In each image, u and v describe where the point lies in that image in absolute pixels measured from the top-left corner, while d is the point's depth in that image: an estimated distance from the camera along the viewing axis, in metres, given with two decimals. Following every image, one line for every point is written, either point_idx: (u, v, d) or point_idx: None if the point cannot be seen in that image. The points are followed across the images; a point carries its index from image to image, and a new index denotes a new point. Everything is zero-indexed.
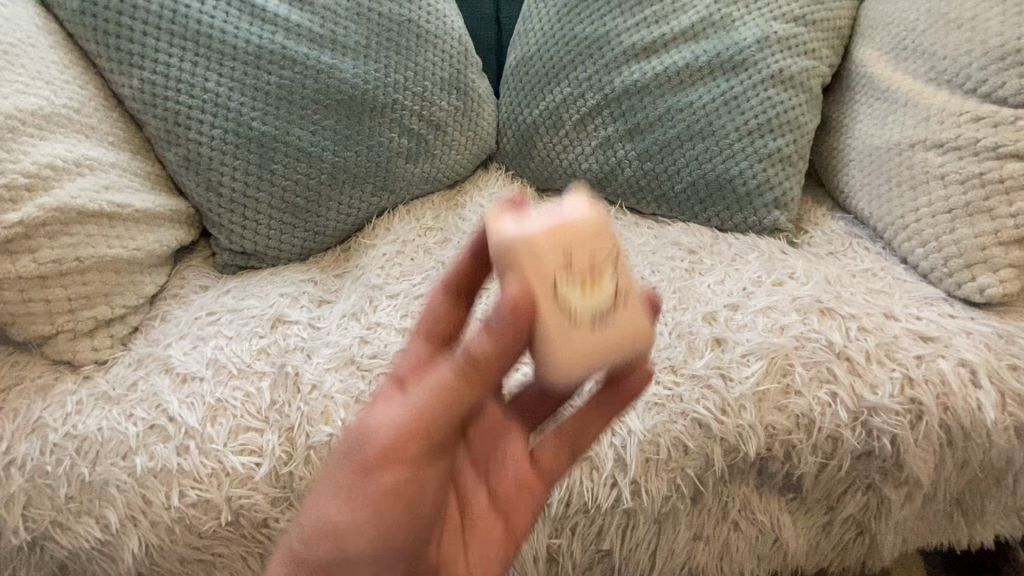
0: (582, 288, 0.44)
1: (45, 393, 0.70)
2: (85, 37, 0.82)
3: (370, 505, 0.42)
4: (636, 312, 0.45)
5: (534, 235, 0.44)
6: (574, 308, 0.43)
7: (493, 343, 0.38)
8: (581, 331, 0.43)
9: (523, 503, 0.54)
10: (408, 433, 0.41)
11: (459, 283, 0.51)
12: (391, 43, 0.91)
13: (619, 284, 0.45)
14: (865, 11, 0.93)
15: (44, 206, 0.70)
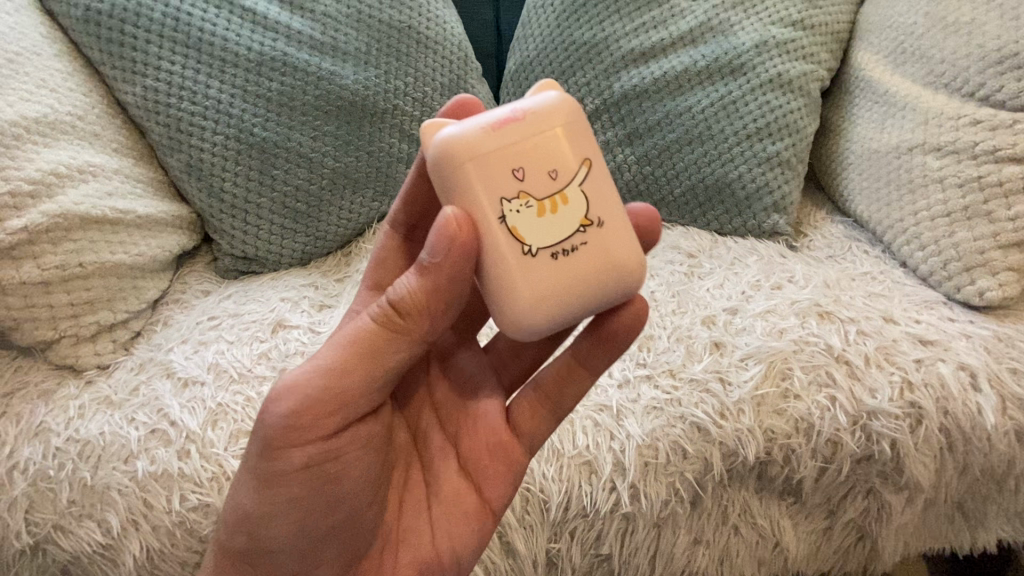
0: (541, 209, 0.45)
1: (48, 398, 0.70)
2: (89, 46, 0.83)
3: (305, 457, 0.48)
4: (605, 255, 0.46)
5: (483, 133, 0.45)
6: (535, 232, 0.45)
7: (419, 283, 0.44)
8: (548, 259, 0.45)
9: (494, 469, 0.55)
10: (329, 394, 0.47)
11: (411, 219, 0.60)
12: (391, 49, 0.92)
13: (591, 215, 0.46)
14: (863, 15, 0.93)
15: (47, 213, 0.71)
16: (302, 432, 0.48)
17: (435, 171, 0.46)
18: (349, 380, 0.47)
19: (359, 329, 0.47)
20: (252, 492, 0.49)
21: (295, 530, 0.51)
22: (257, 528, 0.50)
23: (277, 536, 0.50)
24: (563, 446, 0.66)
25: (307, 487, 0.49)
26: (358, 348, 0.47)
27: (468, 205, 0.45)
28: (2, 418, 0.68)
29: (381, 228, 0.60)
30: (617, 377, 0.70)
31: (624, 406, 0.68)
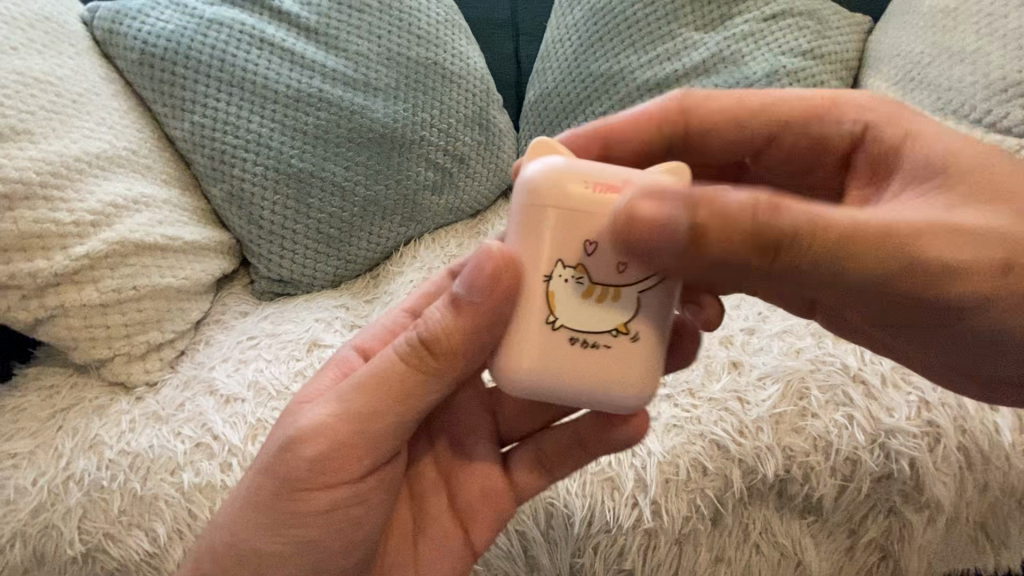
0: (587, 291, 0.45)
1: (102, 412, 0.75)
2: (143, 86, 0.90)
3: (322, 475, 0.51)
4: (625, 365, 0.45)
5: (583, 188, 0.43)
6: (568, 309, 0.45)
7: (454, 325, 0.46)
8: (564, 338, 0.45)
9: (484, 516, 0.60)
10: (350, 419, 0.50)
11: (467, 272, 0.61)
12: (419, 84, 0.98)
13: (632, 319, 0.45)
14: (871, 45, 0.97)
15: (108, 240, 0.78)
16: (319, 449, 0.51)
17: (515, 198, 0.45)
18: (371, 410, 0.50)
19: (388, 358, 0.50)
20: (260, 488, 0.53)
21: (290, 539, 0.52)
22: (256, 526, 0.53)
23: (275, 541, 0.52)
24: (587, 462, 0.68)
25: (316, 498, 0.52)
26: (382, 379, 0.50)
27: (526, 253, 0.45)
28: (60, 432, 0.73)
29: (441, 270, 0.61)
30: None
31: None
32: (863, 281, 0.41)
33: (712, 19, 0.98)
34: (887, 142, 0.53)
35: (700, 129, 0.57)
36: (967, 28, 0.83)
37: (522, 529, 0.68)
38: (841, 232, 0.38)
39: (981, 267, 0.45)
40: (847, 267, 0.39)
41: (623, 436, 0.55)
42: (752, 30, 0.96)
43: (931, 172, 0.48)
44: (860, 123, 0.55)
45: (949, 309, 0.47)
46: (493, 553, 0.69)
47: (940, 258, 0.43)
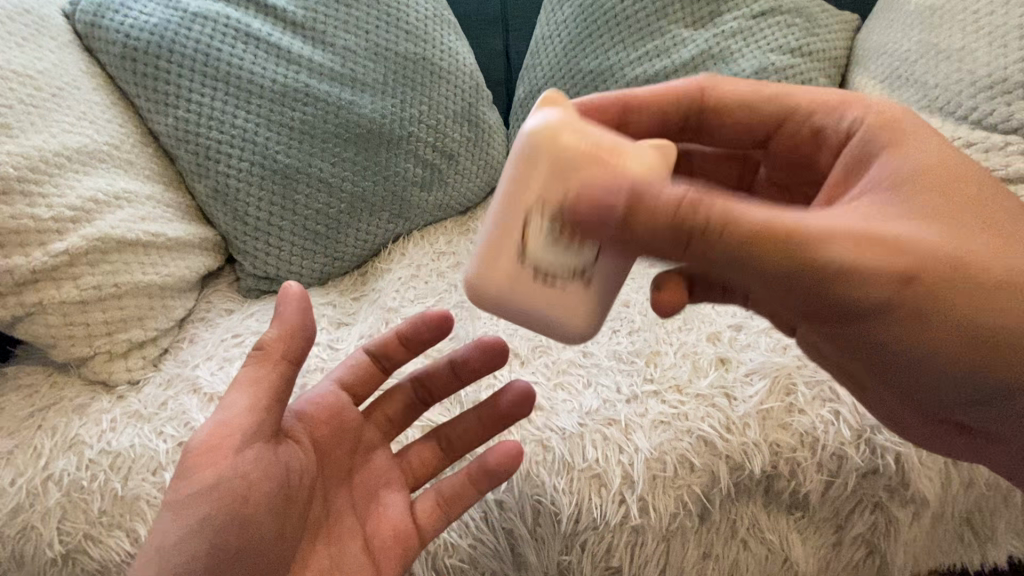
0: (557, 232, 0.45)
1: (82, 412, 0.74)
2: (126, 80, 0.89)
3: (216, 475, 0.53)
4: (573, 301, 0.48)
5: (573, 138, 0.43)
6: (540, 242, 0.46)
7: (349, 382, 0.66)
8: (528, 266, 0.47)
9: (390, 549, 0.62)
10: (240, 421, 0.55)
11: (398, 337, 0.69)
12: (407, 79, 0.97)
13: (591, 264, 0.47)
14: (859, 42, 0.97)
15: (87, 237, 0.76)
16: (217, 450, 0.54)
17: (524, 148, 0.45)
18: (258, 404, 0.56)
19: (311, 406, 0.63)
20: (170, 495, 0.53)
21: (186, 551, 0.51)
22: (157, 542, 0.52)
23: (175, 555, 0.51)
24: (574, 459, 0.68)
25: (215, 498, 0.52)
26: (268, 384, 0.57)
27: (512, 194, 0.46)
28: (38, 431, 0.72)
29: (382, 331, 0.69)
30: (625, 393, 0.72)
31: (632, 420, 0.70)
32: (771, 282, 0.43)
33: (701, 16, 0.98)
34: (869, 146, 0.52)
35: (714, 110, 0.58)
36: (953, 25, 0.83)
37: (509, 527, 0.68)
38: (772, 241, 0.40)
39: (904, 294, 0.45)
40: (750, 263, 0.41)
41: (491, 460, 0.63)
42: (741, 27, 0.96)
43: (895, 188, 0.48)
44: (857, 125, 0.54)
45: (863, 323, 0.47)
46: (480, 552, 0.69)
47: (865, 263, 0.43)
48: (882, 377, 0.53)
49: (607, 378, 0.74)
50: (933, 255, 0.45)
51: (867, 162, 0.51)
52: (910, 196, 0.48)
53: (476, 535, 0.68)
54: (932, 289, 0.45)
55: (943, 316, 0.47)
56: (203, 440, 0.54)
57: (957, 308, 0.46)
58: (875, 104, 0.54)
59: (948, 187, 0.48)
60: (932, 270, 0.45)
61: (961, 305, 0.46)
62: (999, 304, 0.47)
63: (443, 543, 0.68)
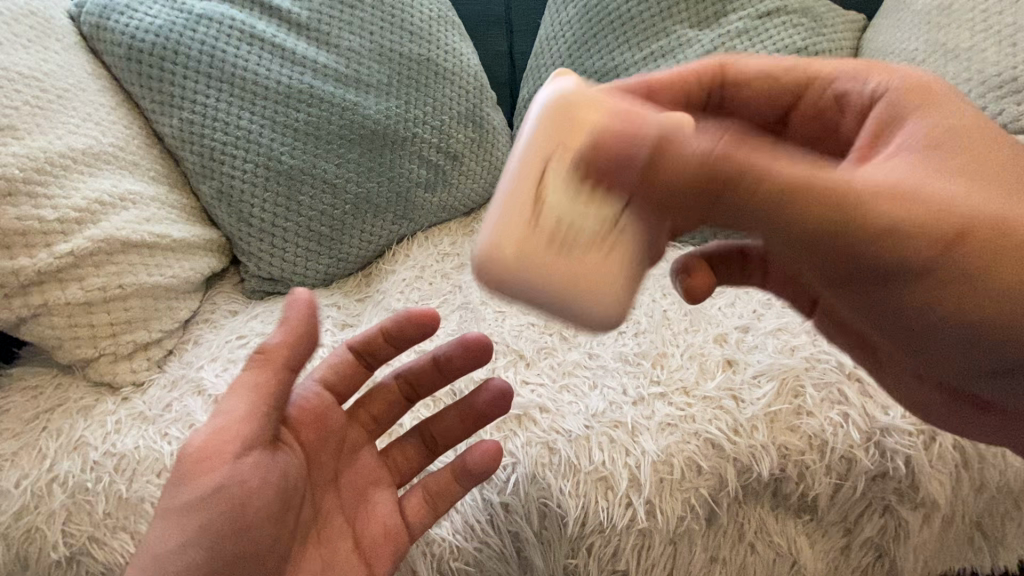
0: (578, 193, 0.42)
1: (87, 413, 0.74)
2: (131, 81, 0.89)
3: (215, 481, 0.51)
4: (600, 278, 0.43)
5: (594, 101, 0.43)
6: (559, 206, 0.42)
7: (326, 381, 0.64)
8: (547, 230, 0.43)
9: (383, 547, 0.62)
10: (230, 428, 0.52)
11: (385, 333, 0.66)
12: (412, 80, 0.97)
13: (617, 228, 0.43)
14: (866, 42, 0.97)
15: (92, 238, 0.76)
16: (208, 462, 0.51)
17: (543, 117, 0.44)
18: (251, 414, 0.53)
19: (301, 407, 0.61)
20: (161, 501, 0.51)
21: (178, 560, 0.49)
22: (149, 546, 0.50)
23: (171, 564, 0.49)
24: (580, 462, 0.67)
25: (208, 509, 0.50)
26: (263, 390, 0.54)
27: (528, 155, 0.44)
28: (43, 433, 0.72)
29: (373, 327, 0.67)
30: (632, 395, 0.72)
31: (638, 422, 0.69)
32: (804, 239, 0.42)
33: (707, 16, 0.98)
34: (899, 110, 0.51)
35: (734, 84, 0.57)
36: (961, 25, 0.83)
37: (515, 530, 0.68)
38: (806, 193, 0.40)
39: (938, 256, 0.44)
40: (781, 216, 0.41)
41: (477, 461, 0.63)
42: (747, 28, 0.95)
43: (928, 150, 0.47)
44: (883, 90, 0.53)
45: (890, 285, 0.46)
46: (486, 554, 0.68)
47: (899, 225, 0.42)
48: (910, 342, 0.52)
49: (613, 380, 0.74)
50: (971, 216, 0.44)
51: (893, 125, 0.50)
52: (947, 159, 0.46)
53: (481, 538, 0.68)
54: (968, 250, 0.44)
55: (983, 276, 0.45)
56: (194, 447, 0.52)
57: (995, 268, 0.45)
58: (902, 69, 0.53)
59: (975, 144, 0.48)
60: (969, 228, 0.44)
61: (1005, 270, 0.45)
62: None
63: (448, 546, 0.67)
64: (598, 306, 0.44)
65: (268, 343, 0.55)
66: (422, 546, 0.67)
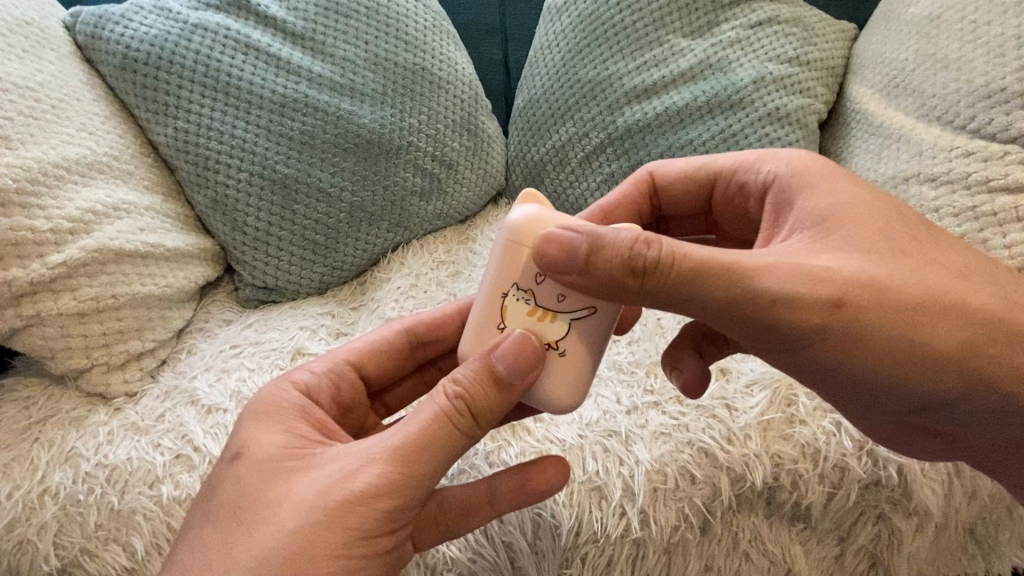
0: (533, 310, 0.50)
1: (79, 424, 0.74)
2: (126, 90, 0.89)
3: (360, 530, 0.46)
4: (557, 381, 0.51)
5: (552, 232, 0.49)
6: (520, 321, 0.51)
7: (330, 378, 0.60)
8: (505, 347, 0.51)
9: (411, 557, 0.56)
10: (385, 476, 0.46)
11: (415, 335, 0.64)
12: (406, 89, 0.97)
13: (564, 339, 0.50)
14: (857, 52, 0.97)
15: (85, 248, 0.76)
16: (370, 496, 0.46)
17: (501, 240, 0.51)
18: (422, 470, 0.47)
19: (320, 392, 0.59)
20: (237, 477, 0.50)
21: (263, 568, 0.44)
22: (225, 534, 0.47)
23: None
24: (574, 471, 0.67)
25: (318, 538, 0.45)
26: (433, 440, 0.47)
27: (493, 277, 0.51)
28: (35, 444, 0.71)
29: (393, 327, 0.64)
30: (626, 404, 0.72)
31: (632, 431, 0.70)
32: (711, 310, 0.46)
33: (700, 26, 0.98)
34: (787, 194, 0.55)
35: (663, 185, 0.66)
36: (951, 35, 0.83)
37: (509, 540, 0.68)
38: (712, 275, 0.44)
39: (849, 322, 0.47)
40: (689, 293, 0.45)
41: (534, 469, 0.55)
42: (739, 37, 0.96)
43: (816, 227, 0.50)
44: (771, 176, 0.57)
45: (804, 352, 0.49)
46: (480, 565, 0.68)
47: (794, 292, 0.45)
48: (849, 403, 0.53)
49: (607, 389, 0.74)
50: (858, 285, 0.47)
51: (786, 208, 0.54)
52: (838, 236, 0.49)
53: (475, 549, 0.67)
54: (869, 312, 0.47)
55: (887, 334, 0.48)
56: (326, 475, 0.47)
57: (892, 323, 0.47)
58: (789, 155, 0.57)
59: (866, 214, 0.51)
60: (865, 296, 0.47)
61: (899, 322, 0.48)
62: (931, 318, 0.49)
63: (441, 557, 0.67)
64: (556, 403, 0.52)
65: (462, 378, 0.48)
66: (416, 556, 0.67)
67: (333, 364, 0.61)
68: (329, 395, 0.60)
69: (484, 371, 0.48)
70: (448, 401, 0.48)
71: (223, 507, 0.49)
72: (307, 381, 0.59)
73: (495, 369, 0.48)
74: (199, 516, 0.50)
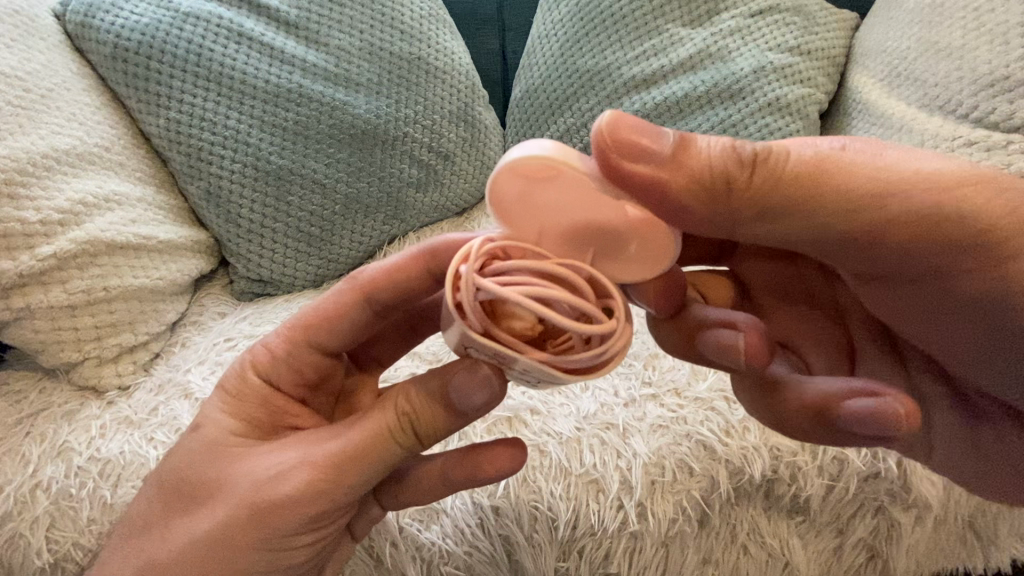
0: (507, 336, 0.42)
1: (71, 418, 0.73)
2: (116, 80, 0.88)
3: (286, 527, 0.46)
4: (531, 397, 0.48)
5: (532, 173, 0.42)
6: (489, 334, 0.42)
7: (283, 349, 0.54)
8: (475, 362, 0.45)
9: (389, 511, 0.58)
10: (313, 483, 0.46)
11: (377, 299, 0.51)
12: (402, 79, 0.96)
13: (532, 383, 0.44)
14: (858, 41, 0.96)
15: (76, 240, 0.75)
16: (297, 501, 0.46)
17: (491, 179, 0.43)
18: (347, 482, 0.46)
19: (280, 376, 0.53)
20: (188, 453, 0.51)
21: (201, 546, 0.47)
22: (176, 507, 0.49)
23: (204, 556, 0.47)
24: (571, 464, 0.67)
25: (244, 533, 0.46)
26: (371, 453, 0.46)
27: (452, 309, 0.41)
28: (27, 438, 0.71)
29: (348, 289, 0.51)
30: (624, 397, 0.71)
31: (630, 424, 0.69)
32: (814, 235, 0.45)
33: (699, 15, 0.97)
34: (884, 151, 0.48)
35: None
36: (954, 23, 0.82)
37: (506, 534, 0.67)
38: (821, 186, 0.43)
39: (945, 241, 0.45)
40: (792, 214, 0.44)
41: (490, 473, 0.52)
42: (739, 26, 0.95)
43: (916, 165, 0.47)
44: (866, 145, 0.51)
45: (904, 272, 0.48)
46: (476, 558, 0.67)
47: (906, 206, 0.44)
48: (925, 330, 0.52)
49: (605, 381, 0.73)
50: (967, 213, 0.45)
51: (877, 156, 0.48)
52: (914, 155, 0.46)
53: (471, 542, 0.67)
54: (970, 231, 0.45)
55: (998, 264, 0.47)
56: (260, 469, 0.47)
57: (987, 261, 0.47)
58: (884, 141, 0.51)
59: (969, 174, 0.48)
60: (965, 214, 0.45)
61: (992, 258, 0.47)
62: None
63: (437, 550, 0.67)
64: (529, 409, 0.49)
65: (413, 396, 0.46)
66: (411, 549, 0.66)
67: (291, 340, 0.54)
68: (289, 377, 0.54)
69: (433, 388, 0.46)
70: (394, 415, 0.46)
71: (175, 481, 0.51)
72: (267, 365, 0.54)
73: (447, 392, 0.45)
74: (157, 482, 0.52)
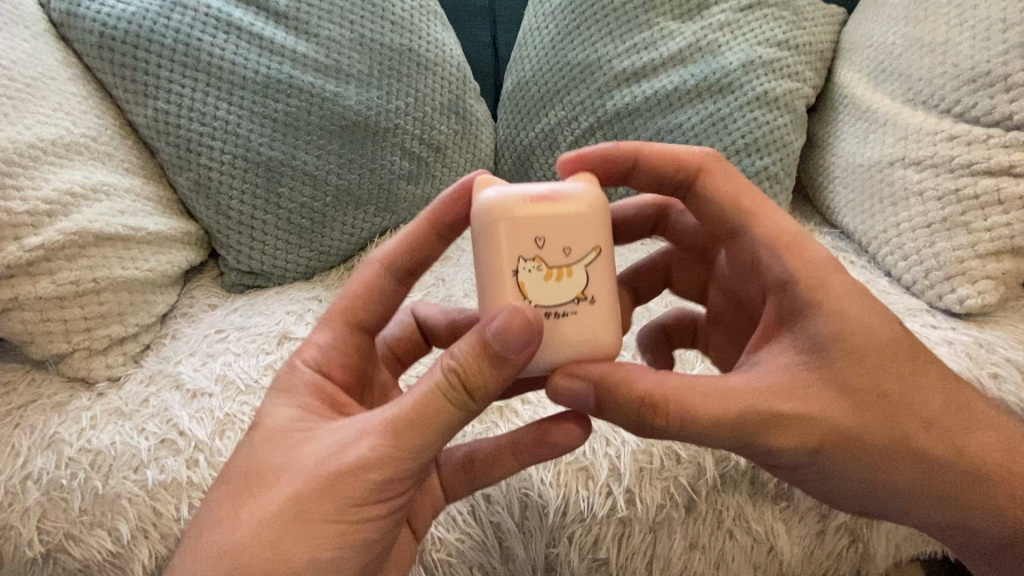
0: (549, 274, 0.47)
1: (60, 409, 0.73)
2: (103, 70, 0.87)
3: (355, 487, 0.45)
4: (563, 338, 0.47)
5: (523, 201, 0.47)
6: (540, 294, 0.47)
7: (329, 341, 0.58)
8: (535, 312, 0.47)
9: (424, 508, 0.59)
10: (378, 447, 0.46)
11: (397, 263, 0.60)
12: (393, 71, 0.96)
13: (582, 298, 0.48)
14: (846, 36, 0.97)
15: (64, 230, 0.74)
16: (361, 467, 0.45)
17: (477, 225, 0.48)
18: (410, 447, 0.46)
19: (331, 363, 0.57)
20: (249, 447, 0.51)
21: (265, 529, 0.45)
22: (238, 499, 0.47)
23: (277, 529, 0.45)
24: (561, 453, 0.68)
25: (314, 504, 0.45)
26: (422, 414, 0.46)
27: (490, 265, 0.47)
28: (17, 429, 0.71)
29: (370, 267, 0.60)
30: None
31: None
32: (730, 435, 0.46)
33: (689, 9, 0.97)
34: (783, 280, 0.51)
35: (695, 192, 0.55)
36: (938, 18, 0.83)
37: (497, 521, 0.68)
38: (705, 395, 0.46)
39: (894, 419, 0.48)
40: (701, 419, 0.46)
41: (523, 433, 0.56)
42: (728, 20, 0.96)
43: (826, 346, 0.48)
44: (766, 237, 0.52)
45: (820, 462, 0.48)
46: (468, 545, 0.68)
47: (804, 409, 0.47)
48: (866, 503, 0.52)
49: None
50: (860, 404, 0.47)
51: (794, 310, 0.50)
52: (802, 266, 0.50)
53: (463, 529, 0.68)
54: (891, 393, 0.48)
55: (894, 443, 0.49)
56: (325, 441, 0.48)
57: (892, 443, 0.48)
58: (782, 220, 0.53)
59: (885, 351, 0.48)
60: (891, 385, 0.48)
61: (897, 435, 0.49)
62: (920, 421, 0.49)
63: (429, 537, 0.67)
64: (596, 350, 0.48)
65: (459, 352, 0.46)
66: None
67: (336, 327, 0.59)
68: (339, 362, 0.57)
69: (481, 344, 0.45)
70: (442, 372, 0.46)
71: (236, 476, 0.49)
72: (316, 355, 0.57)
73: (489, 345, 0.45)
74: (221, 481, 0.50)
